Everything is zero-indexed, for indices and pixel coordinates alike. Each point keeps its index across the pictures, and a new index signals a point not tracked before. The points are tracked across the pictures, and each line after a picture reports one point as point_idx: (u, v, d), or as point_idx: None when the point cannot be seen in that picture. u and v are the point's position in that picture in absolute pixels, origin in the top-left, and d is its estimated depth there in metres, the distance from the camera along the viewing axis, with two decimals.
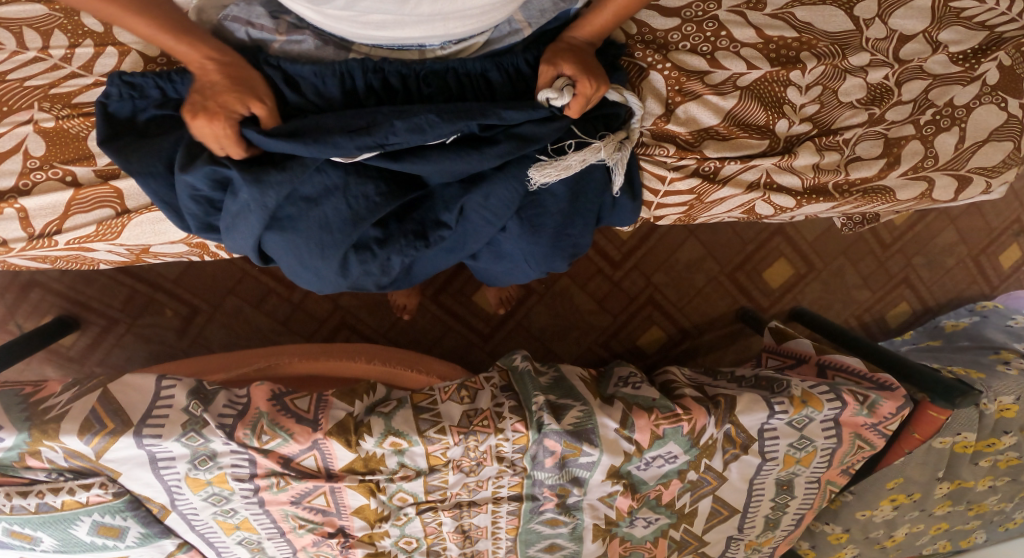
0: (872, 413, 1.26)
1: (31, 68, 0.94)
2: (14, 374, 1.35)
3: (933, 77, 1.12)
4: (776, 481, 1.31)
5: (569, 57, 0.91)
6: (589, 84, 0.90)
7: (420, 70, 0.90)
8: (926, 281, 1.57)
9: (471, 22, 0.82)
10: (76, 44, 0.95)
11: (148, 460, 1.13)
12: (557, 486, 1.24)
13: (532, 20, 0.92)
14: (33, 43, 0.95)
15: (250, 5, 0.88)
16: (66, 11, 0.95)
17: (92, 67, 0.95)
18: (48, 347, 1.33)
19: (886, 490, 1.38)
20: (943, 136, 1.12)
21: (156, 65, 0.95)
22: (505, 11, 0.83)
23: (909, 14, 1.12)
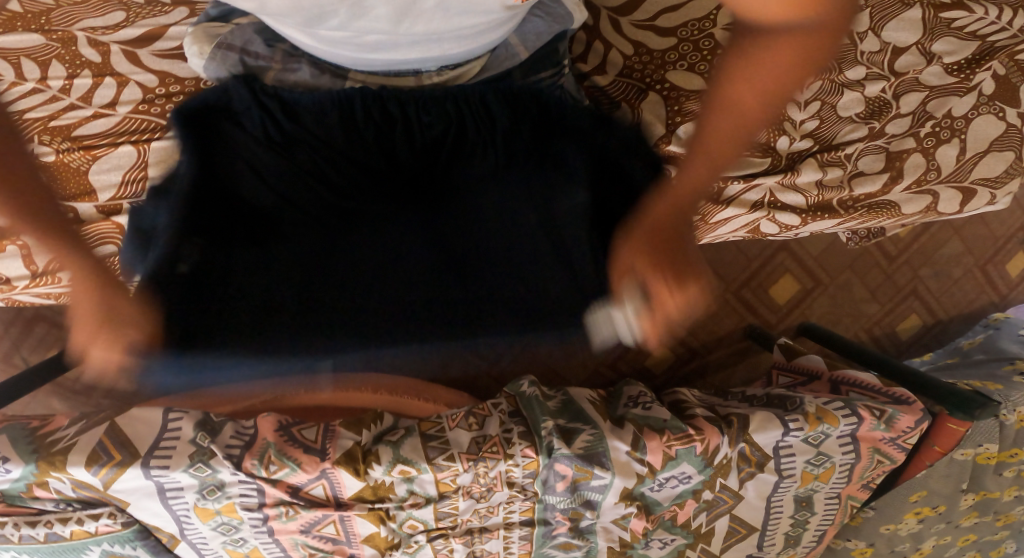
0: (890, 428, 1.24)
1: (32, 100, 0.95)
2: (20, 409, 1.35)
3: (930, 88, 1.15)
4: (795, 498, 1.29)
5: (652, 265, 0.79)
6: (668, 296, 0.78)
7: (419, 97, 0.89)
8: (936, 292, 1.55)
9: (464, 43, 0.83)
10: (74, 74, 0.96)
11: (156, 490, 1.13)
12: (569, 510, 1.23)
13: (529, 46, 0.91)
14: (32, 75, 0.95)
15: (246, 33, 0.89)
16: (64, 41, 0.96)
17: (91, 98, 0.96)
18: (54, 382, 1.34)
19: (910, 503, 1.36)
20: (944, 148, 1.14)
21: (155, 96, 0.96)
22: (498, 32, 0.84)
23: (901, 25, 1.17)
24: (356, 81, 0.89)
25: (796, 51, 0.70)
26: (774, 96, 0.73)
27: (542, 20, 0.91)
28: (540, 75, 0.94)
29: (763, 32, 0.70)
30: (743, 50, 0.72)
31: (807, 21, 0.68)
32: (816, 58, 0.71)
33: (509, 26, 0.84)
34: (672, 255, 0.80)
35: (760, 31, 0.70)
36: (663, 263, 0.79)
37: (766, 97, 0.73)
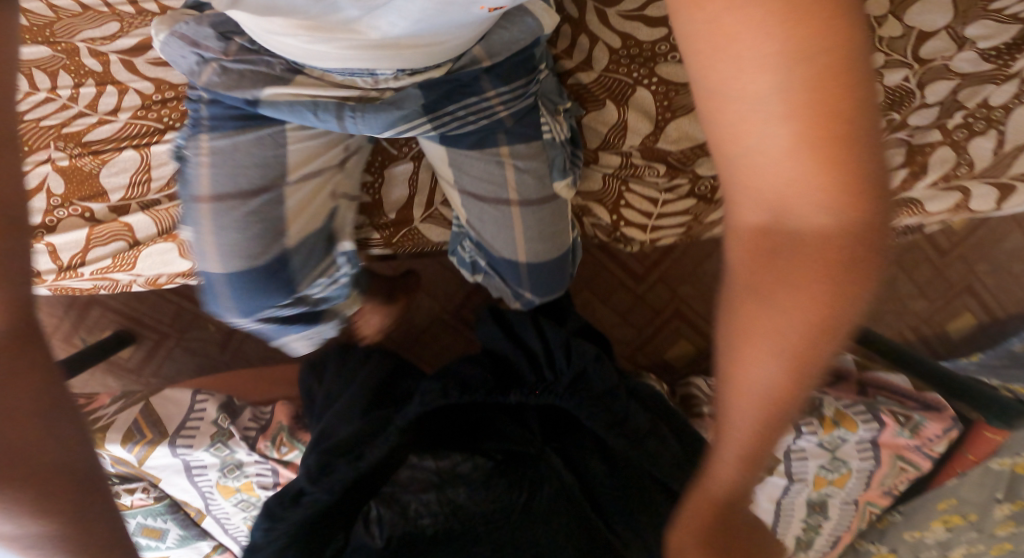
0: (915, 435, 1.20)
1: (46, 108, 1.06)
2: (81, 385, 1.50)
3: (961, 76, 1.11)
4: (807, 502, 1.25)
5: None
6: None
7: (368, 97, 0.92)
8: (993, 289, 1.44)
9: (420, 43, 0.85)
10: (80, 83, 1.06)
11: (183, 467, 1.22)
12: None
13: (493, 54, 0.93)
14: (42, 85, 1.06)
15: (199, 25, 0.91)
16: (67, 52, 1.07)
17: (96, 106, 1.05)
18: (109, 360, 1.47)
19: (938, 512, 1.30)
20: (978, 141, 1.10)
21: (152, 102, 1.05)
22: (458, 39, 0.88)
23: (927, 9, 1.12)
24: (311, 77, 0.91)
25: (824, 264, 0.63)
26: (816, 332, 0.65)
27: (508, 30, 0.92)
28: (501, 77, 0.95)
29: (788, 253, 0.65)
30: (761, 276, 0.66)
31: (831, 224, 0.62)
32: (848, 270, 0.63)
33: (472, 31, 0.87)
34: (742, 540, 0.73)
35: (784, 240, 0.65)
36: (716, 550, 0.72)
37: (796, 335, 0.65)
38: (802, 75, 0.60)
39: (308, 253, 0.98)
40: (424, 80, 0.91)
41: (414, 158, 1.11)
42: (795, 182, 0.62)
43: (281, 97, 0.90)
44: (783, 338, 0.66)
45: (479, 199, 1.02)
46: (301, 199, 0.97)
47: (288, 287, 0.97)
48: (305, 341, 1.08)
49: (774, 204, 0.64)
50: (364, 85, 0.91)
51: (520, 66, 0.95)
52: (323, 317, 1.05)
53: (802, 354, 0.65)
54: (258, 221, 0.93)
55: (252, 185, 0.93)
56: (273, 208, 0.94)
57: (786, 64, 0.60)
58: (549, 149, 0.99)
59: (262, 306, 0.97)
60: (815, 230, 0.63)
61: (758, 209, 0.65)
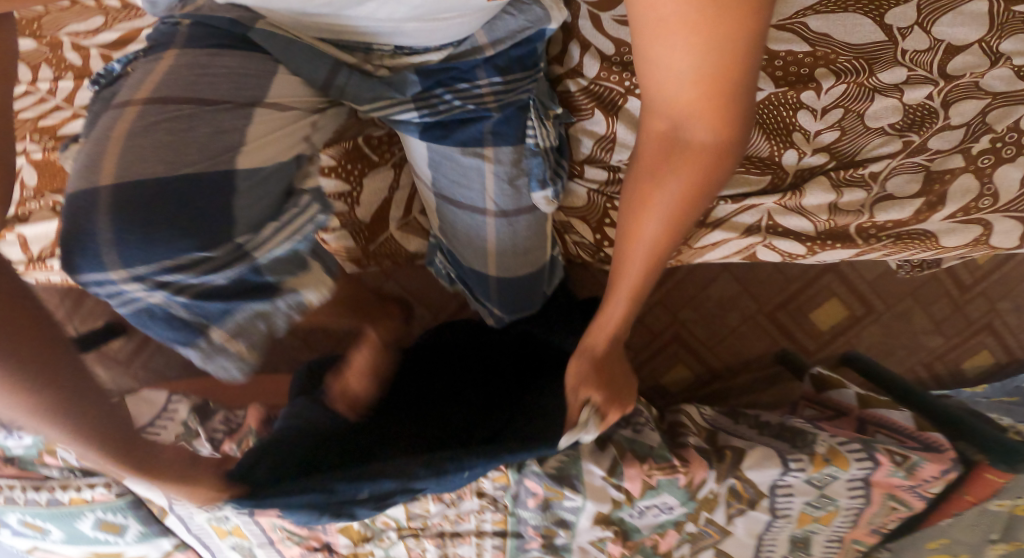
0: (910, 475, 1.10)
1: (25, 101, 1.07)
2: None
3: (992, 96, 1.01)
4: (790, 538, 1.19)
5: (594, 382, 0.94)
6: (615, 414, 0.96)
7: (366, 67, 0.89)
8: (1015, 329, 1.34)
9: (420, 21, 0.82)
10: (59, 76, 1.07)
11: (146, 465, 1.16)
12: (542, 527, 1.19)
13: (496, 43, 0.89)
14: (24, 77, 1.08)
15: None
16: (51, 46, 1.09)
17: (72, 99, 1.06)
18: (99, 350, 1.45)
19: (927, 550, 1.24)
20: (1005, 169, 0.99)
21: None
22: (462, 18, 0.84)
23: (958, 21, 1.02)
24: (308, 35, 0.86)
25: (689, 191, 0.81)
26: (672, 236, 0.84)
27: (515, 18, 0.89)
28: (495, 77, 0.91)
29: (678, 157, 0.79)
30: (659, 169, 0.81)
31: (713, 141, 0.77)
32: (718, 170, 0.79)
33: (474, 15, 0.84)
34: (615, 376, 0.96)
35: (677, 149, 0.79)
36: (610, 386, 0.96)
37: (676, 217, 0.83)
38: (706, 51, 0.70)
39: (259, 186, 0.79)
40: (424, 63, 0.89)
41: (395, 165, 1.06)
42: (686, 114, 0.76)
43: (275, 28, 0.84)
44: (665, 217, 0.83)
45: (455, 203, 0.97)
46: (259, 132, 0.82)
47: (219, 213, 0.76)
48: (232, 343, 0.79)
49: (671, 122, 0.78)
50: (359, 57, 0.88)
51: (517, 62, 0.92)
52: (251, 296, 0.78)
53: (661, 247, 0.85)
54: (209, 138, 0.78)
55: (204, 97, 0.80)
56: (227, 121, 0.80)
57: (694, 37, 0.70)
58: (530, 157, 0.94)
59: (166, 237, 0.73)
60: (701, 145, 0.78)
61: (662, 120, 0.79)
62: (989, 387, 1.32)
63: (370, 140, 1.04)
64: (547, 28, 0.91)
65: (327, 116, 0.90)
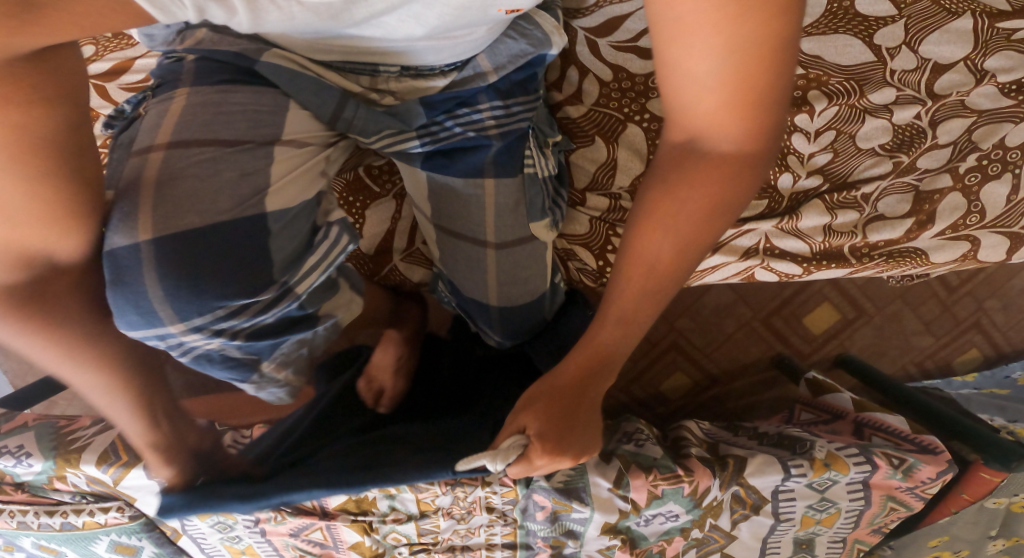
0: (908, 477, 1.14)
1: None
2: None
3: (978, 114, 1.09)
4: (794, 539, 1.24)
5: (537, 412, 0.83)
6: (541, 451, 0.81)
7: (370, 92, 0.86)
8: (1001, 326, 1.38)
9: (434, 38, 0.80)
10: None
11: (159, 490, 1.08)
12: (550, 538, 1.22)
13: (499, 67, 0.89)
14: None
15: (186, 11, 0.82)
16: None
17: None
18: None
19: (929, 548, 1.31)
20: (991, 186, 1.08)
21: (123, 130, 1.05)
22: (471, 38, 0.83)
23: (945, 39, 1.10)
24: (313, 67, 0.83)
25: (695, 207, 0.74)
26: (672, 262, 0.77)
27: (518, 41, 0.89)
28: (496, 104, 0.91)
29: (697, 166, 0.73)
30: (676, 180, 0.74)
31: (740, 148, 0.71)
32: (740, 181, 0.72)
33: (482, 32, 0.82)
34: (574, 420, 0.83)
35: (694, 159, 0.73)
36: (554, 424, 0.83)
37: (694, 233, 0.75)
38: (732, 54, 0.65)
39: (291, 227, 0.78)
40: (431, 89, 0.88)
41: (398, 197, 1.07)
42: (705, 121, 0.70)
43: (281, 61, 0.82)
44: (680, 229, 0.75)
45: (457, 236, 0.96)
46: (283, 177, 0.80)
47: (260, 259, 0.75)
48: (282, 372, 0.83)
49: (690, 130, 0.72)
50: (365, 85, 0.86)
51: (517, 85, 0.92)
52: (298, 331, 0.80)
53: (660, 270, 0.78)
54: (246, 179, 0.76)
55: (229, 137, 0.78)
56: (249, 162, 0.78)
57: (714, 37, 0.64)
58: (530, 185, 0.94)
59: (210, 283, 0.72)
60: (724, 156, 0.71)
61: (680, 128, 0.73)
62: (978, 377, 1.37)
63: (371, 170, 1.05)
64: (545, 51, 0.91)
65: (339, 148, 0.90)
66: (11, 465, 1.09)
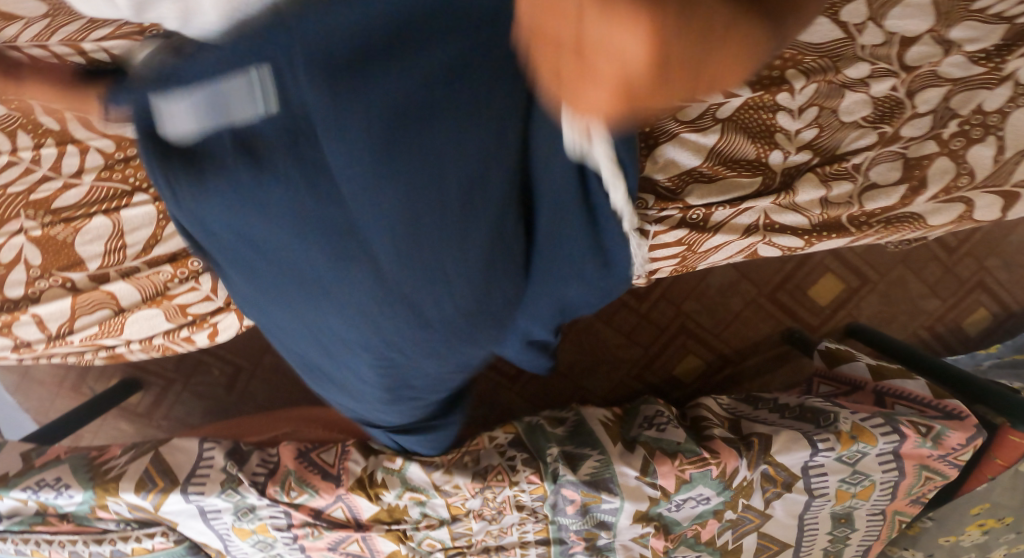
0: (938, 445, 1.15)
1: (9, 171, 1.06)
2: (94, 434, 1.47)
3: (952, 82, 1.13)
4: (832, 515, 1.22)
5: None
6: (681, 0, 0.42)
7: None
8: (1007, 283, 1.40)
9: None
10: (40, 143, 1.06)
11: (198, 512, 1.14)
12: (583, 531, 1.22)
13: None
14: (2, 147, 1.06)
15: None
16: (23, 111, 1.05)
17: (59, 168, 1.05)
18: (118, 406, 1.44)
19: (972, 516, 1.30)
20: (977, 148, 1.12)
21: (115, 159, 1.05)
22: None
23: (906, 14, 1.14)
24: None
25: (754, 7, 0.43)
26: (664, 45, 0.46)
27: None
28: None
29: None
30: None
31: None
32: None
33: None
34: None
35: None
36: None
37: None
38: None
39: None
40: None
41: None
42: None
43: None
44: None
45: None
46: None
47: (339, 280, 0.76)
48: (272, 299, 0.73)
49: None
50: None
51: None
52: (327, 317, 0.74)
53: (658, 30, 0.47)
54: None
55: None
56: None
57: None
58: None
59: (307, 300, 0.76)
60: None
61: None
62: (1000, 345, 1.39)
63: None
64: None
65: None
66: (53, 497, 1.11)
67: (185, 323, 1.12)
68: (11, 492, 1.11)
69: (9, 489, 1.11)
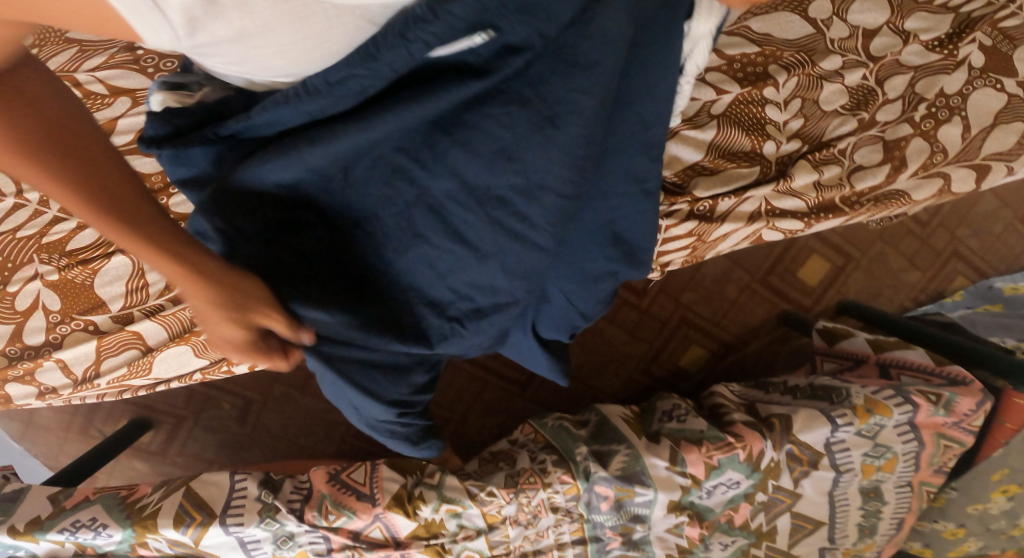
0: (950, 412, 1.21)
1: (19, 215, 1.08)
2: (106, 477, 1.44)
3: (914, 69, 1.18)
4: (860, 490, 1.27)
5: None
6: None
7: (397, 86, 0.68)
8: (980, 252, 1.49)
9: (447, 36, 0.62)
10: None
11: (238, 544, 1.14)
12: (618, 526, 1.24)
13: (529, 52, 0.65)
14: (9, 189, 1.09)
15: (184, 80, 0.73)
16: None
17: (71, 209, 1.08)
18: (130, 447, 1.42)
19: (994, 483, 1.30)
20: (945, 128, 1.15)
21: None
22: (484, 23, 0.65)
23: (865, 7, 1.20)
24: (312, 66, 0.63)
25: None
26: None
27: None
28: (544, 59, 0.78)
29: None
30: None
31: None
32: None
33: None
34: None
35: None
36: None
37: None
38: None
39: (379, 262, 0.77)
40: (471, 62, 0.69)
41: None
42: None
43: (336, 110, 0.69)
44: None
45: None
46: None
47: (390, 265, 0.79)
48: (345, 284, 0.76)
49: None
50: None
51: None
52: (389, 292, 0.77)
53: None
54: None
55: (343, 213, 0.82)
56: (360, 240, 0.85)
57: None
58: None
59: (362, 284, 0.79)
60: None
61: None
62: (965, 294, 1.49)
63: None
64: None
65: None
66: (91, 537, 1.11)
67: (219, 359, 1.09)
68: (47, 534, 1.10)
69: (45, 532, 1.10)
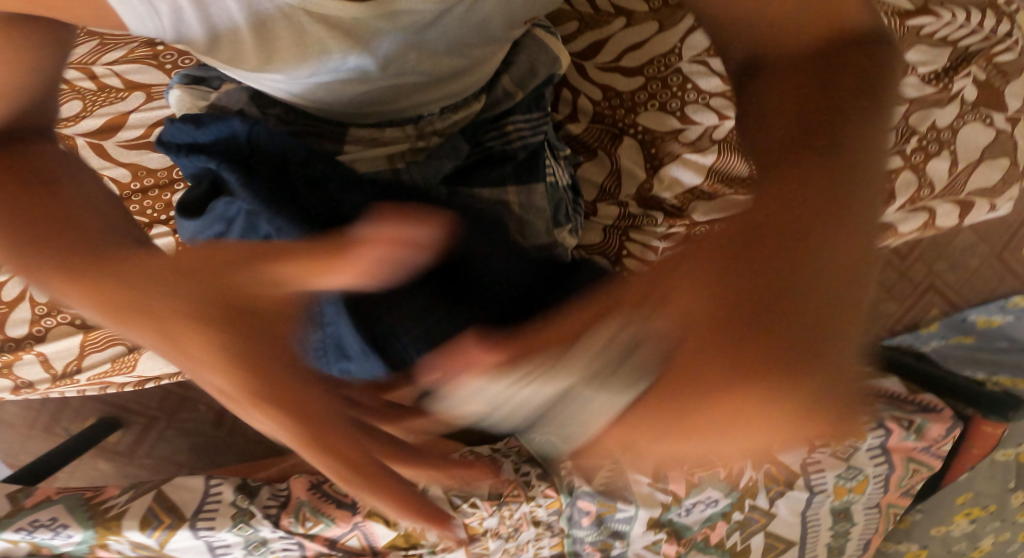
0: (921, 437, 1.24)
1: None
2: (71, 475, 1.42)
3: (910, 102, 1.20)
4: (831, 511, 1.30)
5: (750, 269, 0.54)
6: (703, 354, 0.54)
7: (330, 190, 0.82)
8: (956, 286, 1.50)
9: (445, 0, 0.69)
10: None
11: (206, 548, 1.13)
12: (598, 542, 1.26)
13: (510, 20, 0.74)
14: None
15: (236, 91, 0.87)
16: None
17: None
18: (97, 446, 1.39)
19: (957, 505, 1.39)
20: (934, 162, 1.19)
21: (129, 190, 1.06)
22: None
23: None
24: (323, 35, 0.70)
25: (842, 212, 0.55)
26: (828, 213, 0.54)
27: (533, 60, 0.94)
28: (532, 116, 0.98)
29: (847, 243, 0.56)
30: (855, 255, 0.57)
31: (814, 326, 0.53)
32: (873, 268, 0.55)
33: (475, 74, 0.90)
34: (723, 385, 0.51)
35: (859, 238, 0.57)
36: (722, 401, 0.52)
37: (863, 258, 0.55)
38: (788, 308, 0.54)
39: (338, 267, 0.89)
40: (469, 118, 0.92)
41: None
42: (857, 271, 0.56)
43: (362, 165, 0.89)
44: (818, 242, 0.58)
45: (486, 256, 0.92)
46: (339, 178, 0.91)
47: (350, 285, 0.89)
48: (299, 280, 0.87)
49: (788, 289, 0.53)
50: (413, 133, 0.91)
51: (535, 103, 0.97)
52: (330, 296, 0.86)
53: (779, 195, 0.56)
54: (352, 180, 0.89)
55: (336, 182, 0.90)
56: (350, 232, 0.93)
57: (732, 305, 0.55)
58: (553, 192, 0.97)
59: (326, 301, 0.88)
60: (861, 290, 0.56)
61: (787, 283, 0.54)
62: (940, 325, 1.51)
63: None
64: (557, 70, 0.97)
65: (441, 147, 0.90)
66: (49, 538, 1.09)
67: None
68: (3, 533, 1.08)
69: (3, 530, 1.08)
